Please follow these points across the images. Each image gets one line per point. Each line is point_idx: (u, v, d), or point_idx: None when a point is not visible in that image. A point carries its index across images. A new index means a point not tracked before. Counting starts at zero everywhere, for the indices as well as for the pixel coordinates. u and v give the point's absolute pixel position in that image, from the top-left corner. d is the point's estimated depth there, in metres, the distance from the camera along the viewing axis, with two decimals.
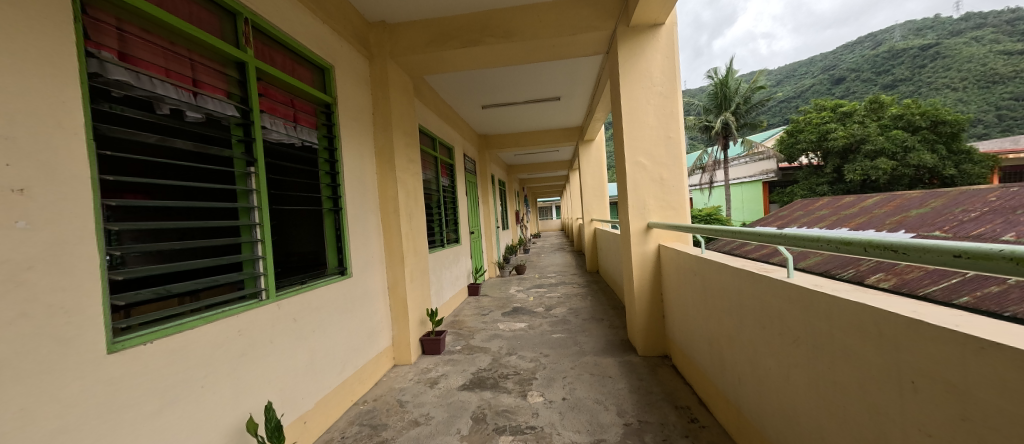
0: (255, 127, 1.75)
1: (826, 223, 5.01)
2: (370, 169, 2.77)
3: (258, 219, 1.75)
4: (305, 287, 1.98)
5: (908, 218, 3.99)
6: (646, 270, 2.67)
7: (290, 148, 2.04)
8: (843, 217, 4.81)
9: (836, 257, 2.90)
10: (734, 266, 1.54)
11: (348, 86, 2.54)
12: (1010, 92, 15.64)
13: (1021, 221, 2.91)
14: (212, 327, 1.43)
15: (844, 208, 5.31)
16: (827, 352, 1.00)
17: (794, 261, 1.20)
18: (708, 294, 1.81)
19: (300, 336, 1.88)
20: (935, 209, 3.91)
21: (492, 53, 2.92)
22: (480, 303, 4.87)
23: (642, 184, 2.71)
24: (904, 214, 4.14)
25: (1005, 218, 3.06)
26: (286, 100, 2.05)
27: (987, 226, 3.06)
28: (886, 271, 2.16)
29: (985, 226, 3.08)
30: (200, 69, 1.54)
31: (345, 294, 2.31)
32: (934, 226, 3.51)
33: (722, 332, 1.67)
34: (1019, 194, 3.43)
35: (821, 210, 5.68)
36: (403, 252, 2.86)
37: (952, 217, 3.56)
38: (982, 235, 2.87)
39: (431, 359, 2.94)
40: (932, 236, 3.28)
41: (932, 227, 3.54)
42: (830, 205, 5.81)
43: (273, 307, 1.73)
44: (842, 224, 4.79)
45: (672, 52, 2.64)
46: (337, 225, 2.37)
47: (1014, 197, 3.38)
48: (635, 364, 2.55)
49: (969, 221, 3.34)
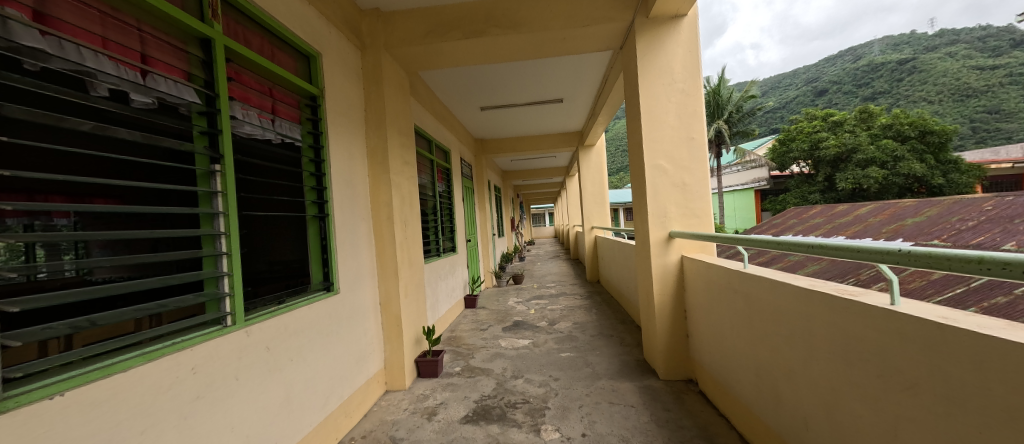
0: (222, 117, 1.45)
1: (821, 231, 4.85)
2: (361, 170, 2.48)
3: (224, 227, 1.43)
4: (283, 310, 1.65)
5: (905, 227, 3.90)
6: (668, 284, 2.43)
7: (265, 144, 1.75)
8: (837, 227, 4.68)
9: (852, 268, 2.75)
10: (799, 286, 1.29)
11: (337, 78, 2.26)
12: (983, 106, 16.42)
13: (1022, 230, 2.82)
14: (159, 365, 1.11)
15: (838, 216, 5.17)
16: (989, 413, 0.74)
17: (897, 285, 0.94)
18: (757, 317, 1.56)
19: (274, 368, 1.55)
20: (931, 218, 3.81)
21: (497, 46, 2.68)
22: (478, 316, 4.55)
23: (662, 190, 2.48)
24: (900, 222, 4.03)
25: (1002, 228, 2.98)
26: (263, 89, 1.77)
27: (985, 235, 2.96)
28: None
29: (984, 235, 3.00)
30: (153, 44, 1.26)
31: (329, 313, 1.99)
32: (931, 234, 3.41)
33: (780, 363, 1.42)
34: (1016, 202, 3.34)
35: (815, 218, 5.56)
36: (397, 265, 2.56)
37: (949, 226, 3.46)
38: (984, 244, 2.80)
39: (427, 384, 2.62)
40: (932, 245, 3.19)
41: (928, 235, 3.44)
42: (823, 213, 5.68)
43: (241, 335, 1.41)
44: (835, 233, 4.66)
45: (695, 46, 2.45)
46: (322, 235, 2.07)
47: (1011, 205, 3.29)
48: (657, 391, 2.28)
49: (966, 230, 3.24)
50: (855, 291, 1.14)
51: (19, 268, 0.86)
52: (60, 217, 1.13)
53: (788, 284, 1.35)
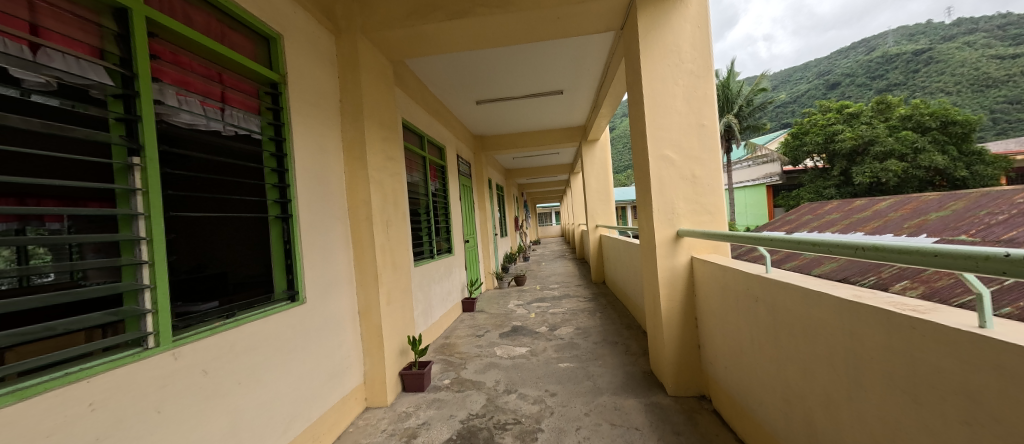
0: (143, 101, 1.21)
1: (838, 227, 4.49)
2: (336, 166, 2.26)
3: (145, 231, 1.20)
4: (227, 326, 1.42)
5: (928, 221, 3.54)
6: (677, 288, 2.16)
7: (211, 136, 1.54)
8: (855, 222, 4.31)
9: (858, 264, 2.57)
10: (842, 297, 1.02)
11: (304, 64, 2.03)
12: (1004, 95, 15.62)
13: None
14: (41, 403, 0.90)
15: (856, 211, 4.80)
16: None
17: (989, 302, 0.67)
18: (784, 332, 1.29)
19: (214, 394, 1.34)
20: (958, 212, 3.45)
21: (484, 28, 2.45)
22: (476, 321, 4.32)
23: (669, 183, 2.21)
24: (924, 216, 3.65)
25: None
26: (210, 74, 1.56)
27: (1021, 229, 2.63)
28: (918, 280, 1.93)
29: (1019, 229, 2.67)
30: (48, 13, 1.04)
31: (293, 327, 1.78)
32: (958, 229, 3.07)
33: (817, 391, 1.15)
34: None
35: (831, 213, 5.18)
36: (377, 269, 2.33)
37: (977, 221, 3.12)
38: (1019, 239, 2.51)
39: (412, 399, 2.40)
40: (958, 240, 2.86)
41: (956, 230, 3.10)
42: (841, 208, 5.30)
43: (167, 358, 1.19)
44: (853, 229, 4.29)
45: (705, 21, 2.18)
46: (286, 237, 1.85)
47: None
48: (666, 409, 2.02)
49: (997, 224, 2.91)
50: (918, 305, 0.87)
51: (12, 272, 0.88)
52: (51, 220, 1.25)
53: (826, 292, 1.08)
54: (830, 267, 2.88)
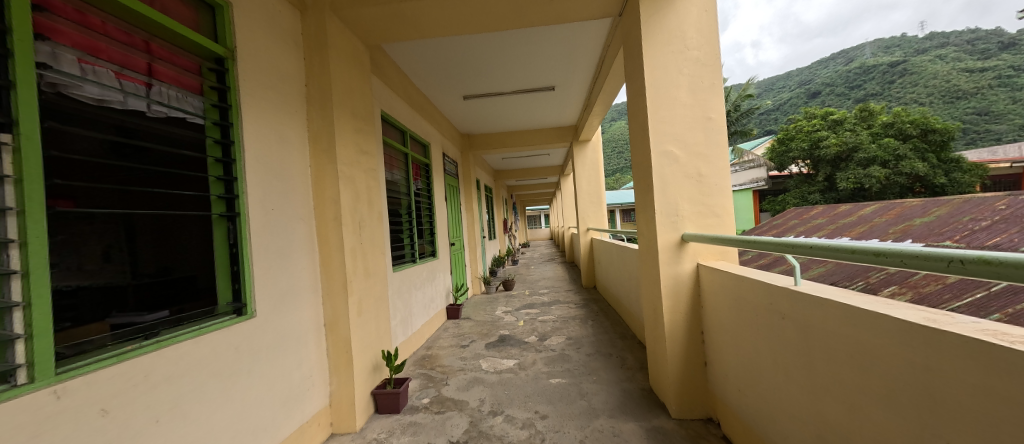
0: (20, 64, 0.93)
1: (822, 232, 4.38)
2: (299, 160, 1.99)
3: (18, 232, 0.92)
4: (142, 349, 1.15)
5: (912, 227, 3.43)
6: (681, 298, 1.96)
7: (129, 115, 1.25)
8: (841, 227, 4.21)
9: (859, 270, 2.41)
10: (909, 319, 0.81)
11: (261, 39, 1.77)
12: (974, 107, 16.15)
13: None
14: None
15: (840, 216, 4.72)
16: None
17: None
18: (823, 356, 1.09)
19: (117, 439, 1.06)
20: (940, 217, 3.35)
21: (470, 9, 2.22)
22: (461, 330, 4.05)
23: (673, 182, 2.01)
24: (909, 222, 3.56)
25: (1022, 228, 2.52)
26: (130, 40, 1.29)
27: (1003, 236, 2.53)
28: None
29: (999, 235, 2.57)
30: None
31: (238, 346, 1.50)
32: (942, 234, 2.96)
33: (869, 433, 0.94)
34: None
35: (816, 219, 5.10)
36: (346, 276, 2.06)
37: (961, 226, 3.00)
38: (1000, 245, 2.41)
39: (384, 423, 2.13)
40: (940, 246, 2.75)
41: (940, 236, 2.98)
42: (828, 212, 5.22)
43: (45, 398, 0.92)
44: (839, 234, 4.20)
45: (713, 5, 2.00)
46: (232, 239, 1.58)
47: None
48: (669, 435, 1.80)
49: (980, 230, 2.77)
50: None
51: None
52: None
53: (883, 313, 0.88)
54: (828, 273, 2.72)
